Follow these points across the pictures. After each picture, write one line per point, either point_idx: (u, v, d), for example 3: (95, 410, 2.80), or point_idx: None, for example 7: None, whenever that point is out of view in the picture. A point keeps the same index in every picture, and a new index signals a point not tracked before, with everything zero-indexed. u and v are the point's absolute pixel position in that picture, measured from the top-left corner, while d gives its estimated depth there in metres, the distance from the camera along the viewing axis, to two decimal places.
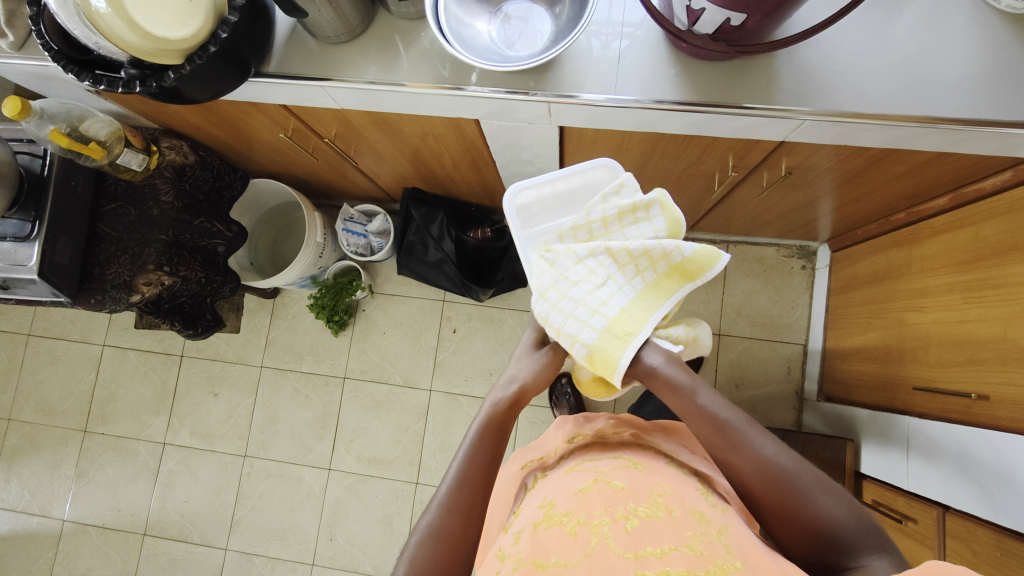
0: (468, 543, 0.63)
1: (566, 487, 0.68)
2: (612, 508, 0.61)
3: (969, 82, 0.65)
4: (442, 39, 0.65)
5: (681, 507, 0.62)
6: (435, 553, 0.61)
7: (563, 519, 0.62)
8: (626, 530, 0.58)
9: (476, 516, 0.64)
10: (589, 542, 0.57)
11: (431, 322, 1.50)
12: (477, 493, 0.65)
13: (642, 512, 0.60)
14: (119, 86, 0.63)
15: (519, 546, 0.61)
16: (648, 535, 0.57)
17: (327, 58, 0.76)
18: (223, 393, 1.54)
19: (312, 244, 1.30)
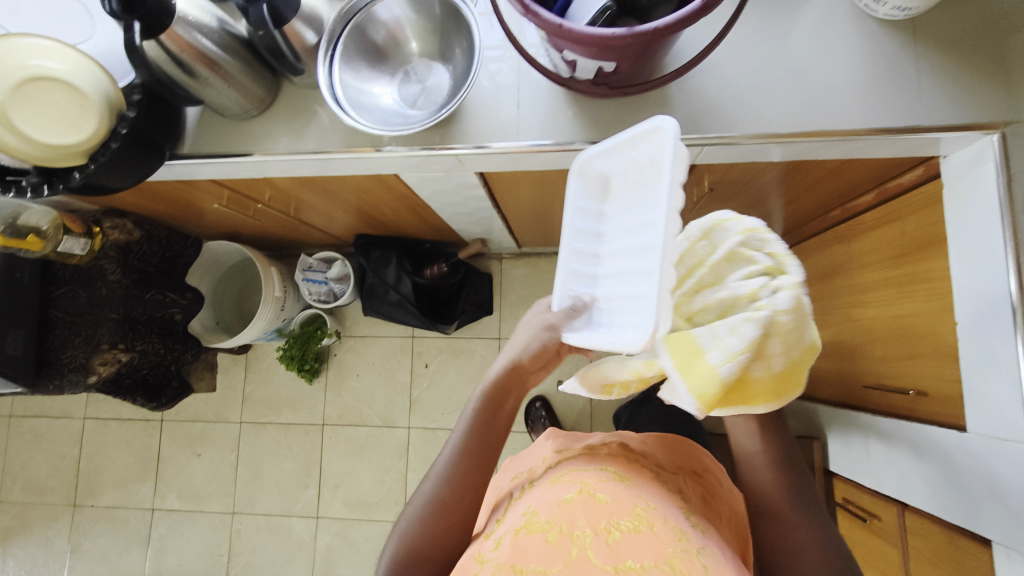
0: (463, 511, 0.63)
1: (550, 492, 0.68)
2: (595, 519, 0.62)
3: (856, 92, 0.66)
4: (337, 109, 0.65)
5: (663, 522, 0.62)
6: (430, 521, 0.62)
7: (545, 525, 0.63)
8: (607, 544, 0.59)
9: (469, 491, 0.63)
10: (569, 553, 0.59)
11: (402, 360, 1.51)
12: (475, 469, 0.63)
13: (626, 526, 0.61)
14: (27, 194, 0.65)
15: (498, 550, 0.62)
16: (628, 550, 0.58)
17: (237, 134, 0.77)
18: (206, 453, 1.55)
19: (271, 299, 1.31)
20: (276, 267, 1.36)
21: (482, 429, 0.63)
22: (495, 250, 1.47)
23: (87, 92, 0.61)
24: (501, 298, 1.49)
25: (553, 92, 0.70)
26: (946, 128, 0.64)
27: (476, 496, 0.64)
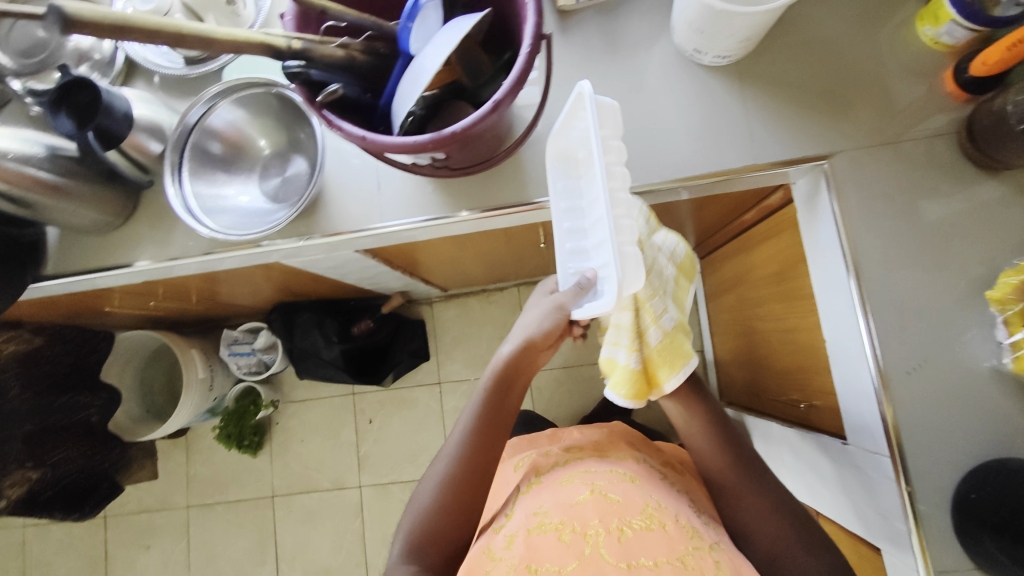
0: (482, 474, 0.70)
1: (564, 495, 0.76)
2: (607, 520, 0.70)
3: (696, 138, 0.68)
4: (192, 224, 0.66)
5: (674, 522, 0.70)
6: (442, 494, 0.69)
7: (558, 525, 0.71)
8: (619, 542, 0.67)
9: (478, 467, 0.70)
10: (582, 552, 0.67)
11: (346, 419, 1.49)
12: (483, 445, 0.70)
13: (637, 525, 0.69)
14: None
15: (514, 547, 0.70)
16: (639, 547, 0.66)
17: (98, 248, 0.75)
18: (156, 543, 1.50)
19: (195, 383, 1.28)
20: (198, 348, 1.33)
21: (489, 408, 0.71)
22: (423, 296, 1.47)
23: None
24: (437, 343, 1.49)
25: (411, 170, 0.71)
26: (780, 164, 0.67)
27: (484, 469, 0.70)
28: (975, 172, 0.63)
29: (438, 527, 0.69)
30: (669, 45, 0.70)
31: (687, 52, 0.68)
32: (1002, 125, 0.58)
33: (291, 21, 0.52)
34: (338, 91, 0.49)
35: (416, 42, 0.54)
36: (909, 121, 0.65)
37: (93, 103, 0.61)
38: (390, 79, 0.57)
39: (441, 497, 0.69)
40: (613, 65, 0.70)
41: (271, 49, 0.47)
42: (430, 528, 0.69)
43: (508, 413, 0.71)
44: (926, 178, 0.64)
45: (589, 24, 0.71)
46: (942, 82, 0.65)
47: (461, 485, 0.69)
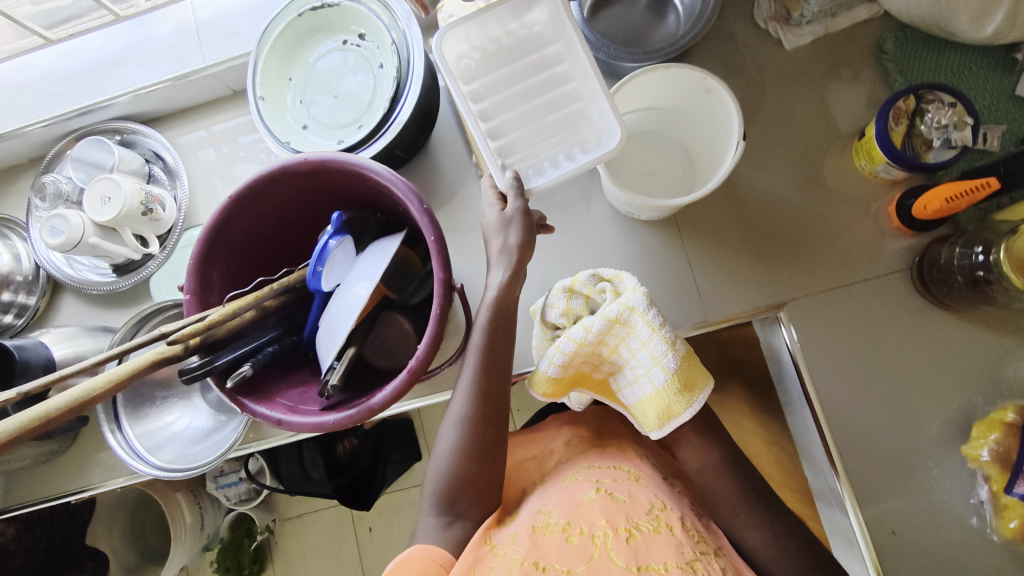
0: (496, 416, 0.55)
1: (567, 491, 0.59)
2: (616, 519, 0.54)
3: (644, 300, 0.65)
4: (133, 464, 0.61)
5: (683, 523, 0.55)
6: (466, 442, 0.54)
7: (565, 525, 0.54)
8: (627, 543, 0.52)
9: (496, 408, 0.55)
10: (590, 552, 0.51)
11: (345, 530, 1.46)
12: (495, 386, 0.55)
13: (645, 527, 0.54)
14: None
15: (517, 541, 0.52)
16: (649, 552, 0.51)
17: (46, 479, 0.72)
18: None
19: (185, 529, 1.24)
20: (183, 488, 1.30)
21: (495, 341, 0.55)
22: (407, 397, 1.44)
23: None
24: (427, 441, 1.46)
25: None
26: (733, 316, 0.64)
27: (503, 402, 0.56)
28: (931, 310, 0.61)
29: (465, 471, 0.54)
30: (602, 202, 0.67)
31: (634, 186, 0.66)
32: (949, 278, 0.56)
33: (192, 299, 0.48)
34: (248, 374, 0.46)
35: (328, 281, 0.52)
36: (857, 260, 0.63)
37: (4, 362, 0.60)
38: (310, 313, 0.54)
39: (467, 447, 0.54)
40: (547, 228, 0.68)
41: (167, 360, 0.43)
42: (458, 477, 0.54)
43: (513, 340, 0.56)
44: (884, 317, 0.62)
45: None
46: (885, 217, 0.63)
47: (486, 436, 0.55)
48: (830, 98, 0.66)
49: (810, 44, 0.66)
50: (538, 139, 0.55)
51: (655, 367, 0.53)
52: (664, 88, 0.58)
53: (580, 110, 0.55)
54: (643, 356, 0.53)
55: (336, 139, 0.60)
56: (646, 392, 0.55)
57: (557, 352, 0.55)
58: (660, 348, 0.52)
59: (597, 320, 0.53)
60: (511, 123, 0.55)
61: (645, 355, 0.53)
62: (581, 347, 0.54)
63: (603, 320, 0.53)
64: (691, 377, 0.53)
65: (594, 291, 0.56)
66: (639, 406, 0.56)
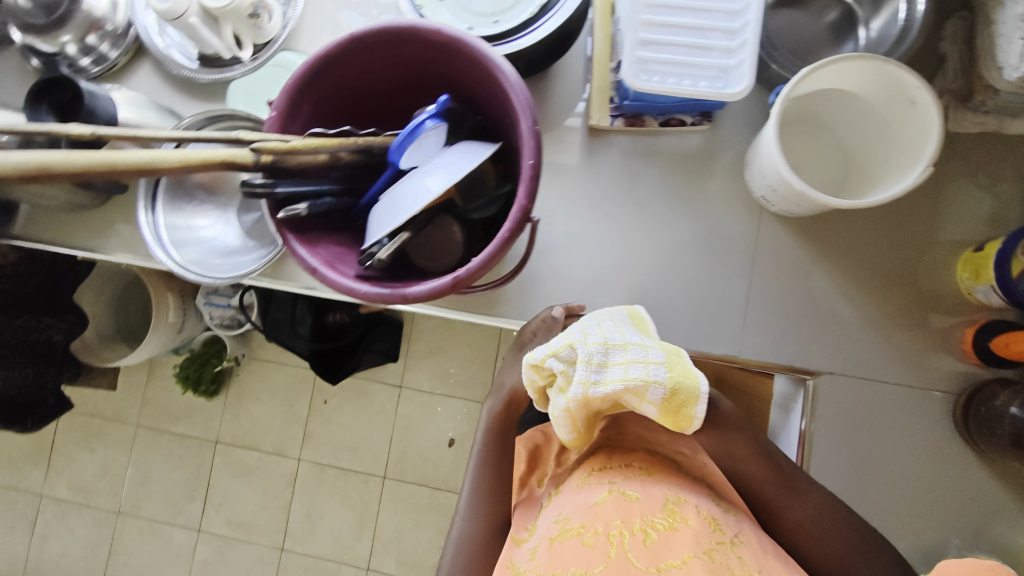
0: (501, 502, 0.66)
1: (579, 497, 0.61)
2: (629, 518, 0.55)
3: (688, 308, 0.64)
4: (153, 252, 0.62)
5: (698, 515, 0.55)
6: (476, 528, 0.64)
7: (580, 529, 0.56)
8: (643, 544, 0.53)
9: (500, 485, 0.67)
10: (607, 554, 0.53)
11: (303, 391, 1.51)
12: (498, 475, 0.67)
13: (660, 524, 0.55)
14: None
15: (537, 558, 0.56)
16: (666, 547, 0.52)
17: (70, 224, 0.73)
18: (99, 449, 1.56)
19: (164, 326, 1.29)
20: (177, 290, 1.33)
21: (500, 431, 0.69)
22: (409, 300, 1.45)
23: None
24: (409, 348, 1.48)
25: None
26: (763, 363, 0.63)
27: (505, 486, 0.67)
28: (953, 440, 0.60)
29: (478, 542, 0.63)
30: (691, 201, 0.65)
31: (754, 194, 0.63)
32: (994, 424, 0.56)
33: (277, 118, 0.47)
34: (301, 214, 0.45)
35: (407, 161, 0.50)
36: (906, 364, 0.61)
37: (76, 102, 0.58)
38: (375, 182, 0.53)
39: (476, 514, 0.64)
40: (626, 201, 0.65)
41: (232, 164, 0.44)
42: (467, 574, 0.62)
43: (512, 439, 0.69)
44: (904, 428, 0.61)
45: (618, 147, 0.66)
46: (957, 338, 0.60)
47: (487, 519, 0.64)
48: (966, 198, 0.61)
49: (974, 135, 0.61)
50: (673, 53, 0.57)
51: (645, 407, 0.48)
52: (865, 82, 0.53)
53: (719, 55, 0.57)
54: (629, 401, 0.48)
55: (466, 25, 0.58)
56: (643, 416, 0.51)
57: (555, 432, 0.54)
58: (638, 390, 0.47)
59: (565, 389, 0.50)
60: (660, 27, 0.57)
61: (629, 401, 0.48)
62: (563, 424, 0.52)
63: (563, 407, 0.50)
64: (676, 394, 0.47)
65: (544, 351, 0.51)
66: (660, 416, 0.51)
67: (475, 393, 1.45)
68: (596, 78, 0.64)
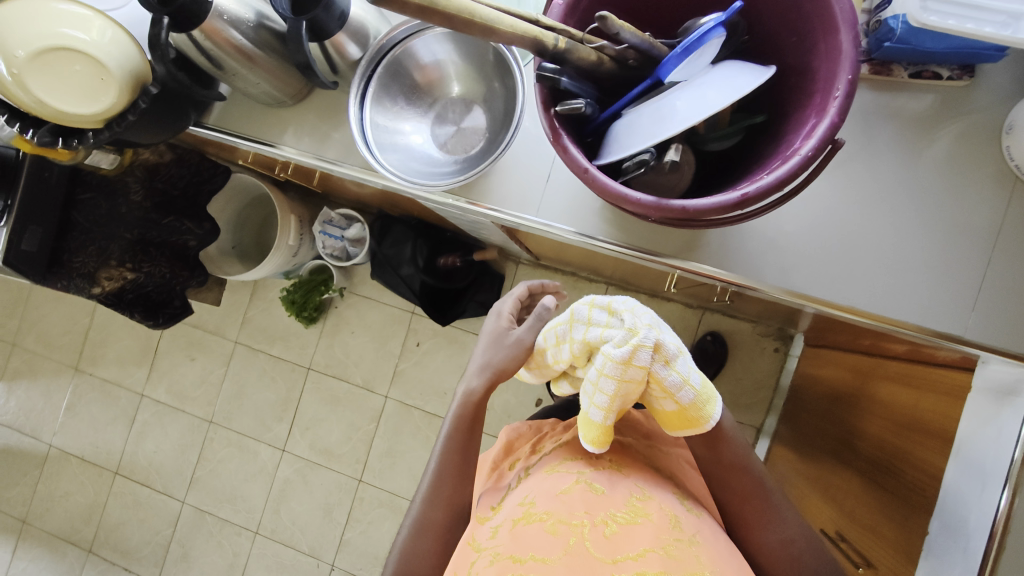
0: (462, 487, 0.66)
1: (546, 484, 0.64)
2: (593, 511, 0.59)
3: (910, 276, 0.59)
4: (361, 149, 0.62)
5: (659, 511, 0.61)
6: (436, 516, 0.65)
7: (544, 516, 0.59)
8: (606, 537, 0.57)
9: (453, 505, 0.66)
10: (568, 542, 0.56)
11: (397, 331, 1.52)
12: (462, 463, 0.66)
13: (621, 518, 0.59)
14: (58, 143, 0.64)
15: (499, 537, 0.59)
16: (627, 540, 0.57)
17: (264, 119, 0.74)
18: (199, 358, 1.63)
19: (284, 247, 1.32)
20: (297, 213, 1.35)
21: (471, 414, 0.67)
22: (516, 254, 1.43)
23: (110, 67, 0.58)
24: None
25: None
26: (992, 349, 0.58)
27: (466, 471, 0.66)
28: None
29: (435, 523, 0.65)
30: (929, 163, 0.60)
31: (1011, 162, 0.58)
32: None
33: (563, 9, 0.46)
34: (580, 110, 0.44)
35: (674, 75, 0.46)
36: None
37: None
38: (628, 94, 0.50)
39: (428, 514, 0.65)
40: (855, 156, 0.61)
41: (535, 45, 0.43)
42: (412, 563, 0.64)
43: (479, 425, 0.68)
44: None
45: (853, 97, 0.61)
46: None
47: (439, 525, 0.65)
48: None
49: None
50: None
51: (685, 390, 0.55)
52: None
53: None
54: (672, 376, 0.54)
55: None
56: (679, 403, 0.56)
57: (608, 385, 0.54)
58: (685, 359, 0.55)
59: (626, 341, 0.53)
60: None
61: (674, 380, 0.54)
62: (624, 369, 0.53)
63: (632, 346, 0.52)
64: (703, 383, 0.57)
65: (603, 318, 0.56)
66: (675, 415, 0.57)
67: None
68: None
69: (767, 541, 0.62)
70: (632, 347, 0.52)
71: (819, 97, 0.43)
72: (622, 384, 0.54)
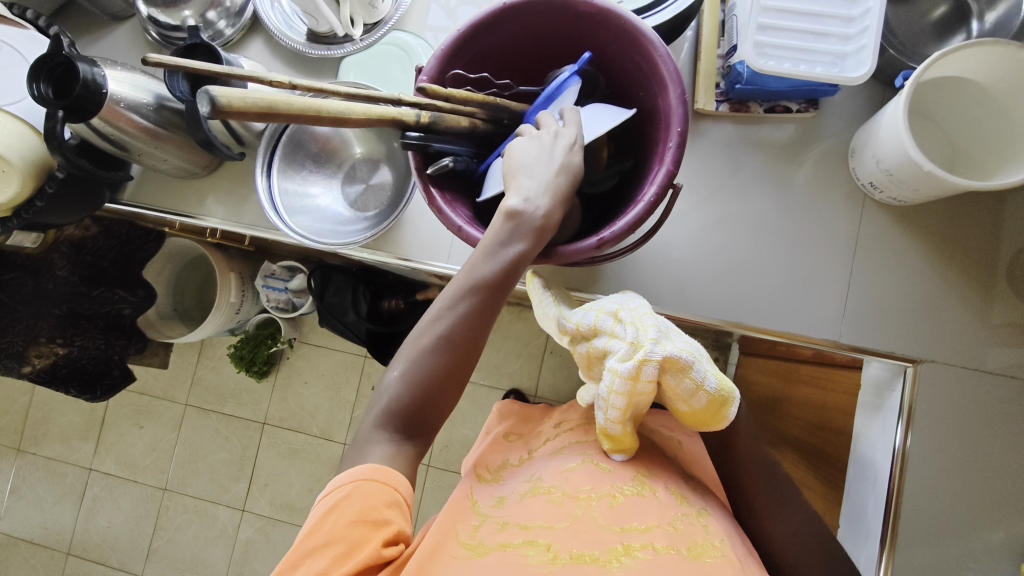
0: (446, 392, 0.53)
1: (556, 465, 0.70)
2: (599, 483, 0.64)
3: (791, 290, 0.65)
4: (269, 215, 0.65)
5: (665, 489, 0.65)
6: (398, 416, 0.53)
7: (550, 491, 0.66)
8: (610, 507, 0.62)
9: (479, 328, 0.52)
10: (573, 513, 0.62)
11: (351, 376, 1.53)
12: (454, 371, 0.53)
13: (629, 490, 0.63)
14: None
15: (505, 508, 0.66)
16: (630, 511, 0.61)
17: (180, 191, 0.76)
18: (148, 426, 1.58)
19: (225, 305, 1.31)
20: (237, 270, 1.36)
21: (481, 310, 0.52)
22: None
23: (10, 158, 0.60)
24: None
25: None
26: (866, 350, 0.64)
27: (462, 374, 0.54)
28: None
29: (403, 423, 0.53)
30: (793, 186, 0.66)
31: (859, 181, 0.64)
32: None
33: (426, 83, 0.50)
34: (448, 167, 0.48)
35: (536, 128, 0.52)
36: (1005, 353, 0.62)
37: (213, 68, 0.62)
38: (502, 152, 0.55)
39: (447, 339, 0.51)
40: (728, 185, 0.67)
41: (397, 122, 0.46)
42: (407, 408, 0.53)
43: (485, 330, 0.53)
44: (1003, 417, 0.62)
45: (721, 133, 0.67)
46: None
47: (461, 345, 0.52)
48: None
49: None
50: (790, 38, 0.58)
51: (700, 395, 0.55)
52: (981, 71, 0.56)
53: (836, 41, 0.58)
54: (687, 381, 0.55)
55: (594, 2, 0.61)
56: (692, 405, 0.57)
57: (612, 398, 0.57)
58: (700, 366, 0.55)
59: (632, 355, 0.54)
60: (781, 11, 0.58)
61: (689, 385, 0.55)
62: (627, 383, 0.54)
63: (632, 363, 0.53)
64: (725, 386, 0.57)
65: (615, 327, 0.57)
66: (692, 413, 0.58)
67: (523, 386, 1.44)
68: (703, 63, 0.66)
69: (776, 531, 0.63)
70: (632, 362, 0.53)
71: (661, 145, 0.48)
72: (631, 396, 0.56)
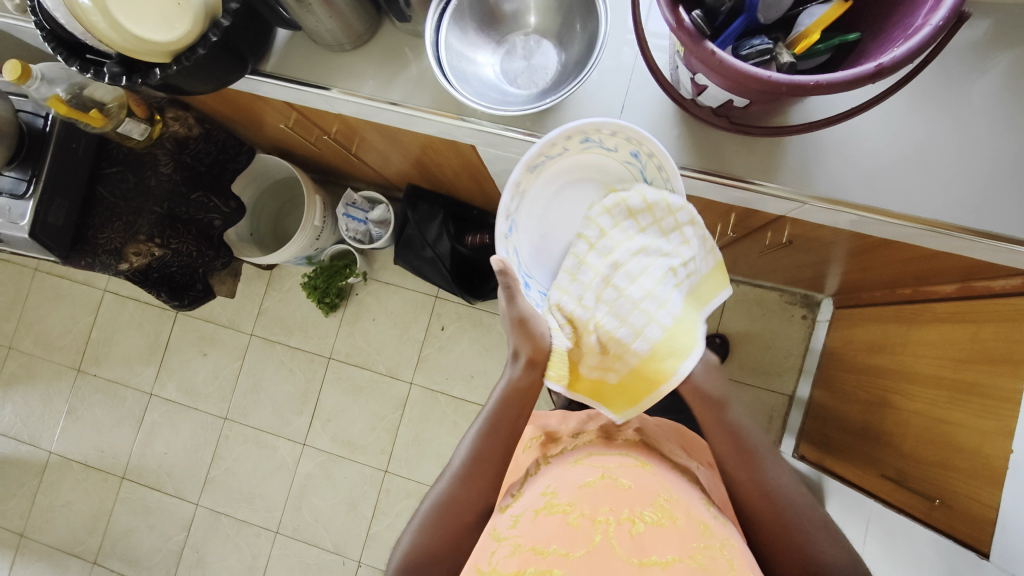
0: (470, 515, 0.66)
1: (571, 478, 0.67)
2: (619, 509, 0.61)
3: (988, 190, 0.61)
4: (438, 73, 0.63)
5: (687, 515, 0.61)
6: (421, 540, 0.64)
7: (566, 508, 0.62)
8: (629, 535, 0.58)
9: (477, 481, 0.66)
10: (591, 539, 0.58)
11: (421, 316, 1.50)
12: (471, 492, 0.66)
13: (649, 518, 0.60)
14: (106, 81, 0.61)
15: (521, 528, 0.62)
16: (651, 543, 0.57)
17: (327, 65, 0.73)
18: (211, 353, 1.57)
19: (309, 227, 1.29)
20: (321, 195, 1.34)
21: (492, 433, 0.69)
22: None
23: None
24: None
25: (664, 101, 0.66)
26: None
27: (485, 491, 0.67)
28: None
29: (434, 541, 0.64)
30: (993, 83, 0.62)
31: None
32: None
33: None
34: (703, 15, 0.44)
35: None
36: None
37: None
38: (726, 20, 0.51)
39: (453, 490, 0.66)
40: (920, 77, 0.63)
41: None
42: (425, 547, 0.64)
43: (497, 457, 0.68)
44: None
45: None
46: None
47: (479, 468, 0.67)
48: None
49: None
50: None
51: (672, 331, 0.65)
52: None
53: None
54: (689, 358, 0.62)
55: None
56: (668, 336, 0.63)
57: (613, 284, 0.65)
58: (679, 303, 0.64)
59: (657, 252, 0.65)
60: None
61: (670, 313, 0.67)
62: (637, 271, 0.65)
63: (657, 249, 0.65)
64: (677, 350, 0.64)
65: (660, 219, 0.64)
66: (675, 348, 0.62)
67: None
68: None
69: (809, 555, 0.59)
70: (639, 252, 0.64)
71: None
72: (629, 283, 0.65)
